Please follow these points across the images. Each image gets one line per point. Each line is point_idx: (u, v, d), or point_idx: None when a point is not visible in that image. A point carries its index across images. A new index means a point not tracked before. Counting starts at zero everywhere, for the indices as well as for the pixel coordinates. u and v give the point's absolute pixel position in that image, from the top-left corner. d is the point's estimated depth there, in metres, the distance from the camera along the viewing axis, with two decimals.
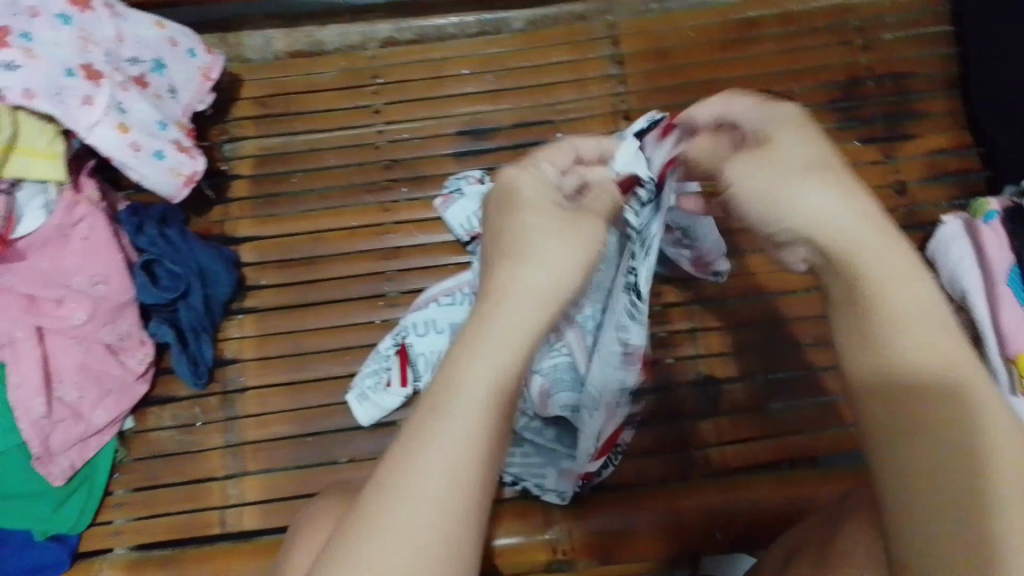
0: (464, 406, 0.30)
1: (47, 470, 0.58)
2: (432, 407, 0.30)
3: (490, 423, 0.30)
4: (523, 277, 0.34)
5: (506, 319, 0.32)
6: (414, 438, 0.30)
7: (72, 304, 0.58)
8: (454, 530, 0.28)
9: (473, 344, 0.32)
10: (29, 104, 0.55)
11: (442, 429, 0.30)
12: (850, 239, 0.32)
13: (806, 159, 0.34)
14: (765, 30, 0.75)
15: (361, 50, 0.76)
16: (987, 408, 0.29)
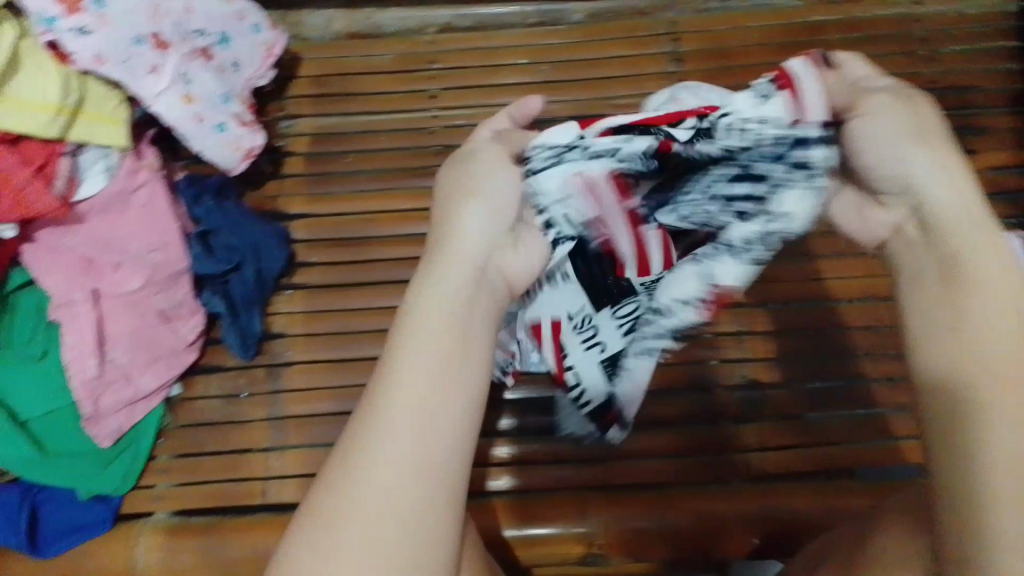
0: (387, 424, 0.33)
1: (95, 430, 0.59)
2: (368, 410, 0.34)
3: (405, 453, 0.33)
4: (422, 316, 0.36)
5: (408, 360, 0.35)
6: (349, 457, 0.33)
7: (129, 270, 0.59)
8: (395, 530, 0.31)
9: (388, 376, 0.35)
10: (98, 69, 0.55)
11: (370, 448, 0.33)
12: (949, 218, 0.35)
13: (919, 126, 0.36)
14: (825, 35, 0.75)
15: (420, 34, 0.76)
16: None
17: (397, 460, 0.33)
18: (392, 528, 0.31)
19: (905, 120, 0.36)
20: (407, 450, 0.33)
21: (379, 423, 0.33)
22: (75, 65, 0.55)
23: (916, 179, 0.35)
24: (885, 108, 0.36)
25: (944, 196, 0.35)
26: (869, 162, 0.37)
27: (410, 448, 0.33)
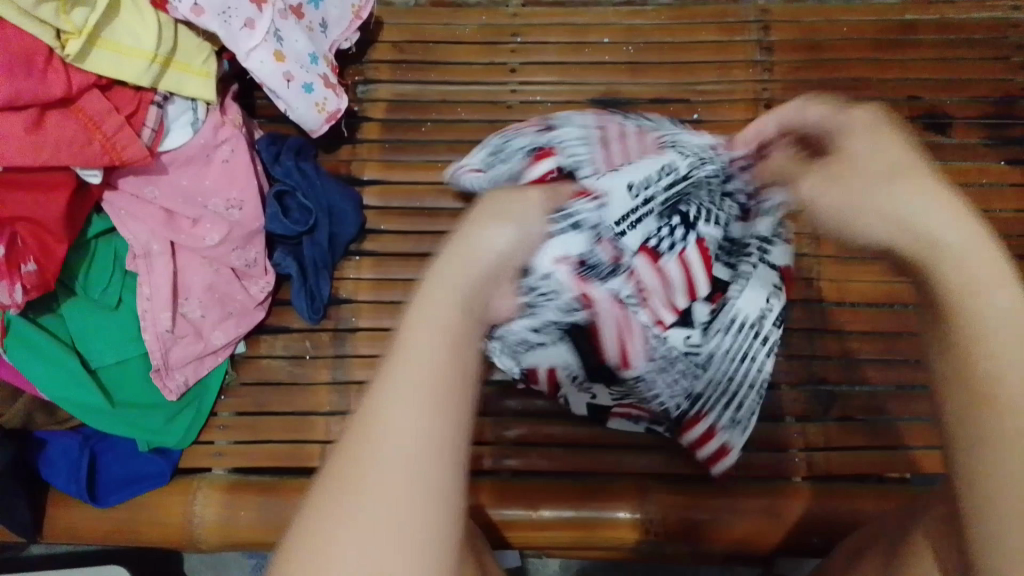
0: (390, 439, 0.29)
1: (163, 383, 0.59)
2: (356, 432, 0.30)
3: (408, 480, 0.29)
4: (434, 300, 0.32)
5: (416, 348, 0.31)
6: (345, 470, 0.29)
7: (208, 226, 0.59)
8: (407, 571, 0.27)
9: (387, 374, 0.30)
10: (196, 20, 0.54)
11: (372, 465, 0.29)
12: (930, 240, 0.34)
13: (889, 164, 0.37)
14: (921, 35, 0.73)
15: (502, 6, 0.75)
16: None
17: (388, 490, 0.28)
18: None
19: (896, 162, 0.37)
20: (394, 474, 0.29)
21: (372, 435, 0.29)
22: (172, 13, 0.54)
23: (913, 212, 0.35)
24: (840, 162, 0.39)
25: (949, 229, 0.34)
26: (835, 215, 0.38)
27: (415, 466, 0.29)
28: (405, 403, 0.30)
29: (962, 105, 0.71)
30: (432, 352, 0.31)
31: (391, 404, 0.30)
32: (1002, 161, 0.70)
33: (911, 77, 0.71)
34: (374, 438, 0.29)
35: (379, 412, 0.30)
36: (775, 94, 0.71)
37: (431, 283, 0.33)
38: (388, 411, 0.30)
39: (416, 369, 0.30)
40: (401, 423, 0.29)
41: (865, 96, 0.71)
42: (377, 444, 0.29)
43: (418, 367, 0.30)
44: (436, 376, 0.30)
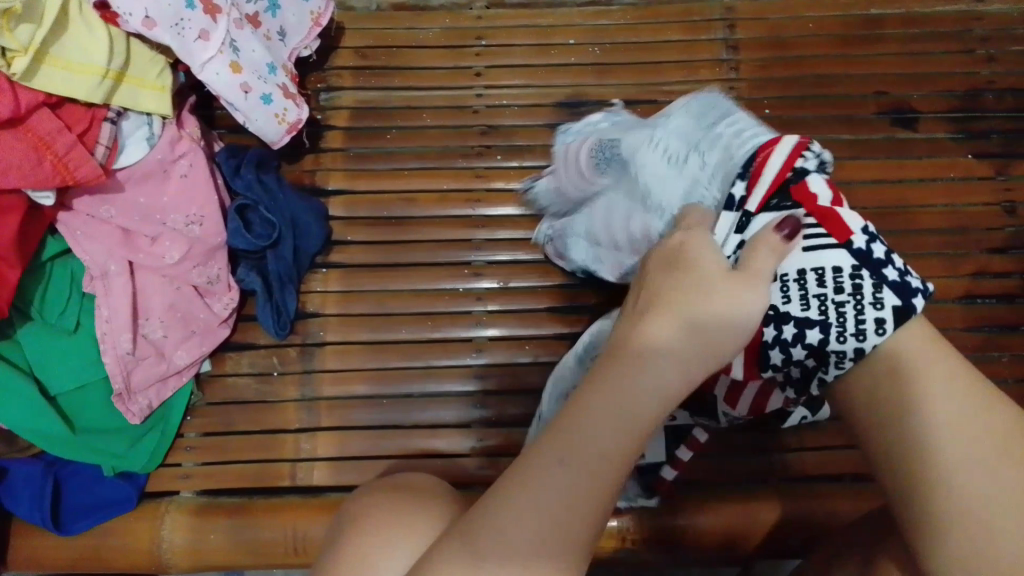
0: (601, 415, 0.30)
1: (126, 407, 0.58)
2: (588, 388, 0.31)
3: (603, 456, 0.30)
4: (698, 305, 0.32)
5: (662, 357, 0.31)
6: (566, 417, 0.30)
7: (167, 244, 0.58)
8: (565, 523, 0.29)
9: (621, 363, 0.31)
10: (149, 33, 0.52)
11: (581, 430, 0.30)
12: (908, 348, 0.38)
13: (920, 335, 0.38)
14: (887, 30, 0.73)
15: (467, 9, 0.73)
16: (945, 432, 0.35)
17: (582, 464, 0.29)
18: (541, 513, 0.29)
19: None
20: (599, 440, 0.30)
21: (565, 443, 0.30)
22: (124, 26, 0.52)
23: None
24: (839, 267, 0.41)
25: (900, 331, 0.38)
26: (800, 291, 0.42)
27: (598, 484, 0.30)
28: (619, 427, 0.30)
29: (929, 100, 0.71)
30: (670, 367, 0.31)
31: (594, 421, 0.30)
32: (968, 154, 0.70)
33: (879, 72, 0.71)
34: (575, 427, 0.30)
35: (609, 381, 0.30)
36: (742, 92, 0.70)
37: (666, 319, 0.31)
38: (622, 390, 0.30)
39: (639, 399, 0.30)
40: (612, 434, 0.30)
41: (834, 93, 0.70)
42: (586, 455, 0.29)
43: (638, 398, 0.30)
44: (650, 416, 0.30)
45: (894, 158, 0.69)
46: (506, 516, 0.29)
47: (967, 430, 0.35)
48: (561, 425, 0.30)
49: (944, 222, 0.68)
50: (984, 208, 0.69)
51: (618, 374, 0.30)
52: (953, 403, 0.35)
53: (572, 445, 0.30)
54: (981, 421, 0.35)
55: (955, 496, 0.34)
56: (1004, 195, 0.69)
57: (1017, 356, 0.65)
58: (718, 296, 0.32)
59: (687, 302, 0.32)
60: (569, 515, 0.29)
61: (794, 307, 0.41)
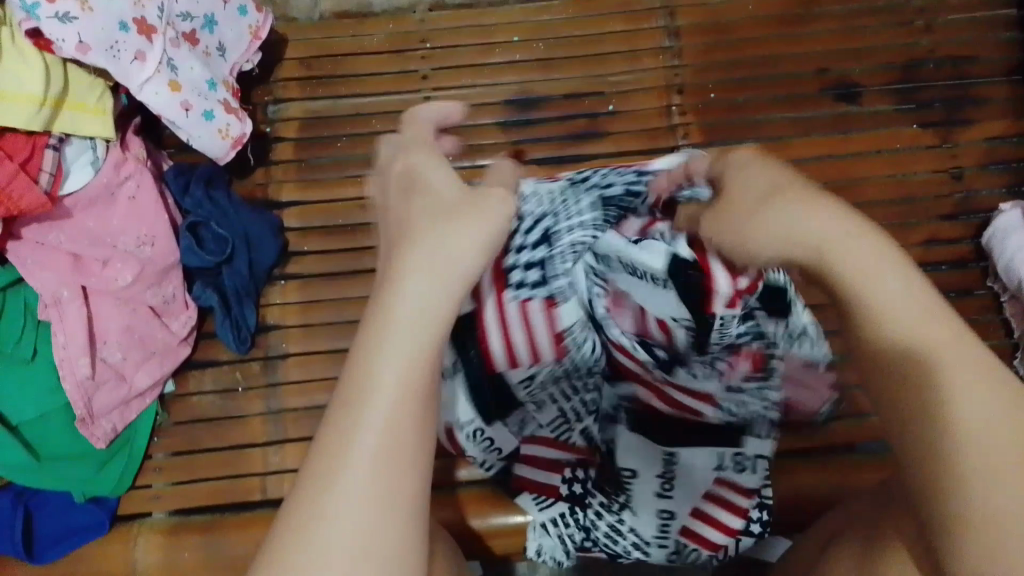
0: (375, 403, 0.32)
1: (90, 432, 0.58)
2: (349, 394, 0.33)
3: (396, 425, 0.32)
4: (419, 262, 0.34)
5: (402, 314, 0.33)
6: (347, 412, 0.32)
7: (118, 265, 0.58)
8: (380, 522, 0.31)
9: (375, 342, 0.33)
10: (83, 58, 0.52)
11: (359, 420, 0.32)
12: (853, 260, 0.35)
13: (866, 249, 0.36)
14: (828, 6, 0.73)
15: (409, 12, 0.73)
16: (945, 368, 0.33)
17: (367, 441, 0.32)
18: (364, 521, 0.31)
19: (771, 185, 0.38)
20: (375, 430, 0.32)
21: (352, 440, 0.32)
22: (58, 53, 0.52)
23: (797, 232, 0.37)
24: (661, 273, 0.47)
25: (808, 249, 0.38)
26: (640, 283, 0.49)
27: (394, 438, 0.32)
28: (381, 383, 0.33)
29: (871, 74, 0.71)
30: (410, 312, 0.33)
31: (352, 414, 0.32)
32: (913, 124, 0.71)
33: (821, 50, 0.72)
34: (353, 430, 0.32)
35: (368, 370, 0.33)
36: (686, 79, 0.71)
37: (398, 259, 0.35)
38: (380, 372, 0.33)
39: (404, 325, 0.33)
40: (374, 428, 0.32)
41: (775, 73, 0.71)
42: (354, 434, 0.32)
43: (399, 337, 0.33)
44: (425, 342, 0.33)
45: (838, 133, 0.70)
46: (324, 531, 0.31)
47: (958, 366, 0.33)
48: (347, 400, 0.33)
49: (891, 193, 0.69)
50: (931, 175, 0.70)
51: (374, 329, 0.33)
52: (865, 273, 0.35)
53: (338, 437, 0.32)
54: (946, 338, 0.34)
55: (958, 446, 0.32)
56: (950, 162, 0.70)
57: (971, 321, 0.67)
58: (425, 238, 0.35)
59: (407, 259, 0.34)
60: (373, 473, 0.32)
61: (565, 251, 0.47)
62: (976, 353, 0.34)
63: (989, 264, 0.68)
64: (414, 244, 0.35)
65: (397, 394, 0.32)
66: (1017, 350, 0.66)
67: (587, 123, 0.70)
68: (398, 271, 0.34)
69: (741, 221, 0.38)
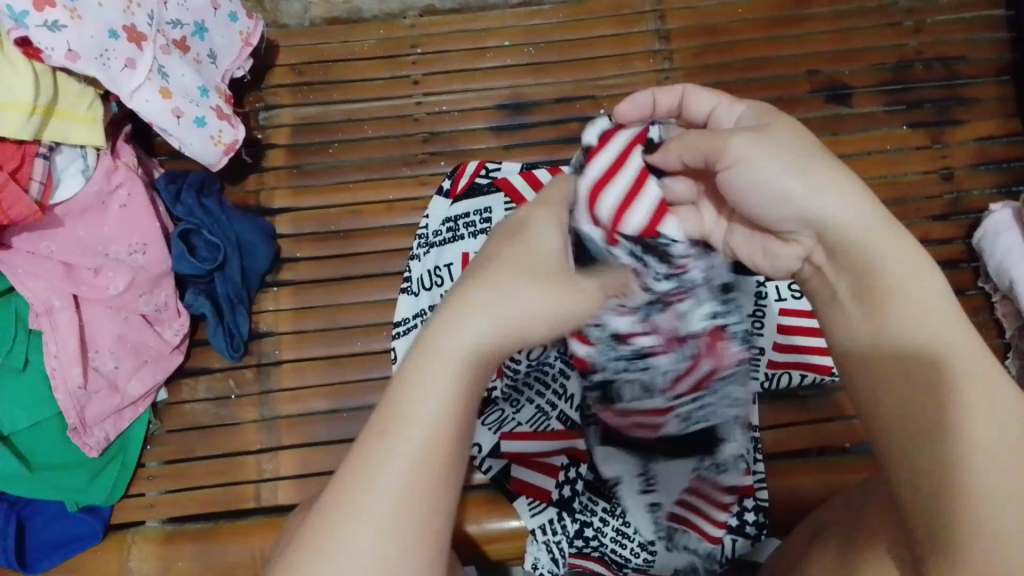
0: (413, 429, 0.31)
1: (82, 441, 0.58)
2: (383, 419, 0.31)
3: (433, 456, 0.31)
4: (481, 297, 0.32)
5: (449, 341, 0.32)
6: (376, 437, 0.31)
7: (110, 274, 0.58)
8: (407, 556, 0.30)
9: (416, 373, 0.31)
10: (73, 66, 0.52)
11: (390, 451, 0.30)
12: (857, 232, 0.35)
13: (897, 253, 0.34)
14: (817, 9, 0.73)
15: (400, 18, 0.73)
16: (958, 367, 0.33)
17: (400, 471, 0.30)
18: (389, 552, 0.29)
19: (796, 142, 0.37)
20: (405, 464, 0.30)
21: (381, 471, 0.30)
22: (47, 62, 0.52)
23: (816, 210, 0.36)
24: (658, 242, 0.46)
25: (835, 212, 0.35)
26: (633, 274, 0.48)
27: (421, 472, 0.31)
28: (421, 414, 0.31)
29: (861, 75, 0.72)
30: (464, 344, 0.32)
31: (384, 445, 0.31)
32: (903, 125, 0.71)
33: (810, 52, 0.72)
34: (382, 461, 0.30)
35: (408, 402, 0.31)
36: (677, 82, 0.71)
37: (455, 300, 0.33)
38: (419, 403, 0.31)
39: (456, 347, 0.32)
40: (410, 456, 0.30)
41: (766, 75, 0.71)
42: (388, 462, 0.30)
43: (453, 363, 0.31)
44: (474, 375, 0.32)
45: (829, 134, 0.70)
46: (340, 558, 0.29)
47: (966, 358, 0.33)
48: (379, 429, 0.31)
49: (882, 194, 0.70)
50: (922, 176, 0.70)
51: (421, 354, 0.32)
52: (896, 269, 0.34)
53: (365, 465, 0.31)
54: (958, 340, 0.33)
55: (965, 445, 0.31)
56: (940, 162, 0.71)
57: None
58: (487, 272, 0.33)
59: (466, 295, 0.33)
60: (400, 506, 0.30)
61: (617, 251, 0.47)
62: (984, 353, 0.33)
63: (981, 264, 0.68)
64: (475, 283, 0.33)
65: (431, 422, 0.31)
66: (1010, 349, 0.66)
67: (579, 127, 0.70)
68: (459, 301, 0.33)
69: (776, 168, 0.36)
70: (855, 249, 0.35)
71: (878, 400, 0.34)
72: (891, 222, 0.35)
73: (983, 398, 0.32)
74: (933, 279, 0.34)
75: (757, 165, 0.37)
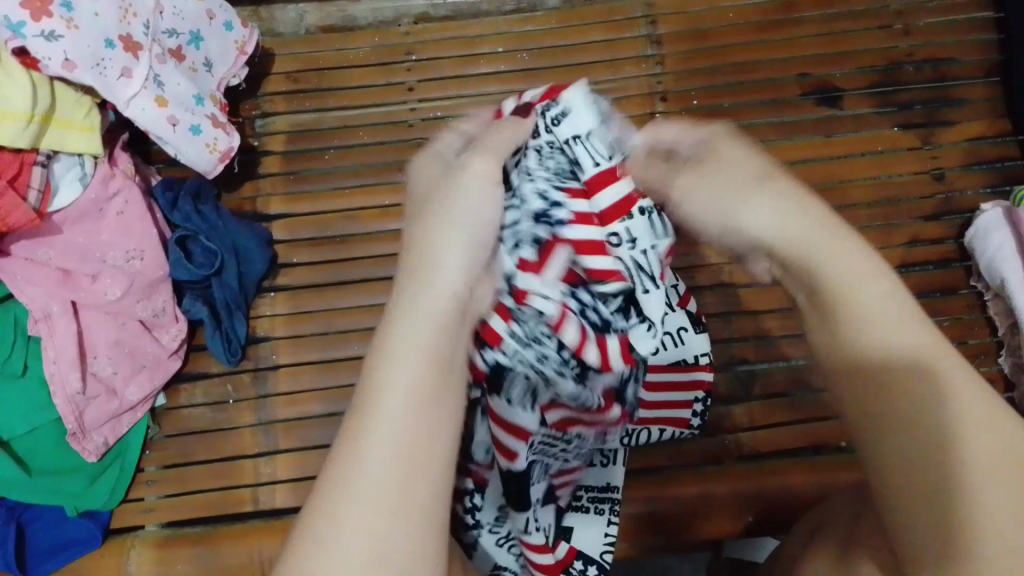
0: (394, 394, 0.32)
1: (81, 445, 0.59)
2: (366, 391, 0.32)
3: (420, 419, 0.32)
4: (429, 254, 0.34)
5: (416, 306, 0.33)
6: (363, 408, 0.32)
7: (107, 280, 0.59)
8: (409, 525, 0.31)
9: (387, 349, 0.33)
10: (69, 75, 0.53)
11: (377, 420, 0.32)
12: (804, 252, 0.35)
13: (851, 270, 0.34)
14: (806, 12, 0.74)
15: (394, 26, 0.73)
16: (945, 383, 0.33)
17: (383, 436, 0.31)
18: (384, 521, 0.30)
19: (744, 175, 0.36)
20: (390, 431, 0.31)
21: (361, 454, 0.31)
22: (45, 70, 0.53)
23: (745, 219, 0.35)
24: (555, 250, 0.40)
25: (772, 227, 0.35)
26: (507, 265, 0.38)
27: (406, 434, 0.31)
28: (401, 373, 0.32)
29: (850, 77, 0.72)
30: (426, 305, 0.33)
31: (368, 412, 0.32)
32: (893, 126, 0.72)
33: (799, 56, 0.72)
34: (368, 431, 0.31)
35: (386, 371, 0.32)
36: (668, 86, 0.72)
37: (408, 268, 0.34)
38: (395, 368, 0.32)
39: (416, 314, 0.33)
40: (394, 414, 0.32)
41: (757, 78, 0.72)
42: (371, 430, 0.31)
43: (412, 346, 0.33)
44: (437, 344, 0.33)
45: (818, 136, 0.71)
46: (336, 532, 0.30)
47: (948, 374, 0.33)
48: (359, 408, 0.32)
49: (872, 195, 0.70)
50: (912, 176, 0.71)
51: (394, 322, 0.33)
52: (864, 291, 0.34)
53: (350, 440, 0.32)
54: (942, 356, 0.33)
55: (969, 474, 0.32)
56: (931, 163, 0.71)
57: (955, 319, 0.68)
58: (424, 231, 0.35)
59: (416, 256, 0.34)
60: (384, 472, 0.31)
61: (533, 191, 0.39)
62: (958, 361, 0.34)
63: (973, 263, 0.69)
64: (417, 244, 0.35)
65: (407, 385, 0.32)
66: (1002, 347, 0.67)
67: None
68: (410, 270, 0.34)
69: (731, 200, 0.36)
70: (805, 266, 0.35)
71: (863, 418, 0.34)
72: (835, 236, 0.35)
73: (971, 411, 0.32)
74: (896, 286, 0.34)
75: (700, 187, 0.37)
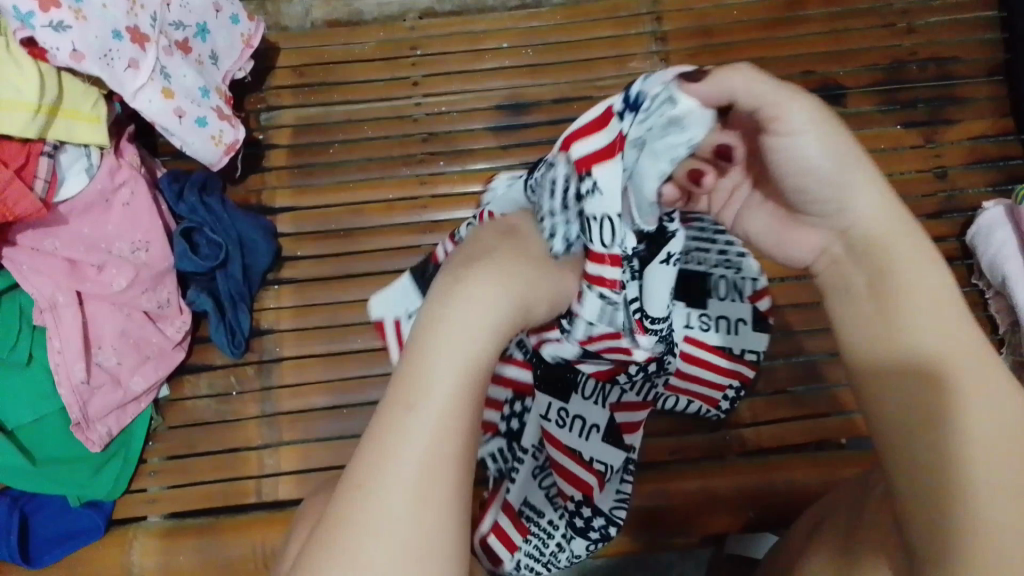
0: (429, 410, 0.33)
1: (85, 435, 0.59)
2: (399, 407, 0.33)
3: (450, 443, 0.32)
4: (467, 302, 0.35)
5: (454, 334, 0.34)
6: (393, 423, 0.33)
7: (113, 271, 0.59)
8: (432, 533, 0.31)
9: (423, 369, 0.34)
10: (78, 65, 0.53)
11: (410, 431, 0.32)
12: (880, 232, 0.36)
13: (921, 274, 0.35)
14: (812, 10, 0.74)
15: (400, 20, 0.74)
16: (962, 381, 0.33)
17: (414, 452, 0.32)
18: (412, 536, 0.31)
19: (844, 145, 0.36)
20: (420, 449, 0.32)
21: (392, 461, 0.32)
22: (53, 62, 0.53)
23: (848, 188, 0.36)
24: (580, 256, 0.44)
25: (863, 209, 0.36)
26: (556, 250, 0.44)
27: (435, 454, 0.32)
28: (438, 393, 0.33)
29: (855, 75, 0.72)
30: (468, 338, 0.34)
31: (399, 429, 0.32)
32: (897, 124, 0.72)
33: (804, 54, 0.73)
34: (399, 442, 0.32)
35: (421, 391, 0.33)
36: None
37: (448, 306, 0.36)
38: (430, 390, 0.33)
39: (454, 347, 0.34)
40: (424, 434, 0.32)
41: None
42: (400, 442, 0.32)
43: (447, 373, 0.34)
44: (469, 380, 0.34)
45: None
46: (363, 537, 0.31)
47: (968, 374, 0.33)
48: (388, 426, 0.33)
49: None
50: (916, 174, 0.71)
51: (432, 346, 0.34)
52: (919, 286, 0.35)
53: (382, 449, 0.32)
54: (968, 357, 0.34)
55: (976, 484, 0.31)
56: (934, 161, 0.71)
57: None
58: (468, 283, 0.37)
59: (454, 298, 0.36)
60: (410, 482, 0.31)
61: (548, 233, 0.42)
62: (986, 363, 0.34)
63: (974, 261, 0.69)
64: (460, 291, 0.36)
65: (442, 405, 0.33)
66: (1003, 345, 0.67)
67: None
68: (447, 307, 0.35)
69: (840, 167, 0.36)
70: (877, 255, 0.36)
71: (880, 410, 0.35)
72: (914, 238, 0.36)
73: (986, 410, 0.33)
74: (946, 282, 0.36)
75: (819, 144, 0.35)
